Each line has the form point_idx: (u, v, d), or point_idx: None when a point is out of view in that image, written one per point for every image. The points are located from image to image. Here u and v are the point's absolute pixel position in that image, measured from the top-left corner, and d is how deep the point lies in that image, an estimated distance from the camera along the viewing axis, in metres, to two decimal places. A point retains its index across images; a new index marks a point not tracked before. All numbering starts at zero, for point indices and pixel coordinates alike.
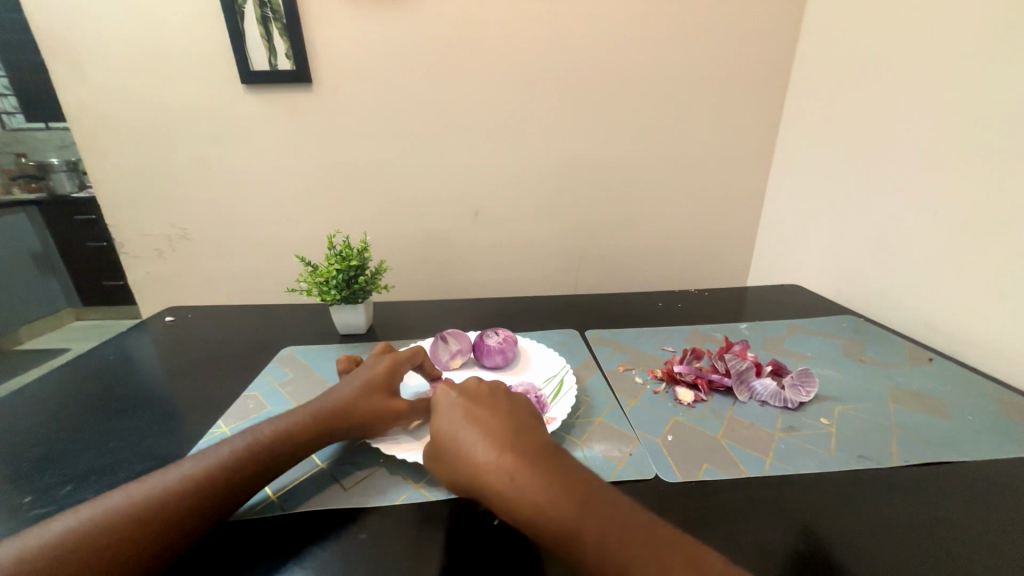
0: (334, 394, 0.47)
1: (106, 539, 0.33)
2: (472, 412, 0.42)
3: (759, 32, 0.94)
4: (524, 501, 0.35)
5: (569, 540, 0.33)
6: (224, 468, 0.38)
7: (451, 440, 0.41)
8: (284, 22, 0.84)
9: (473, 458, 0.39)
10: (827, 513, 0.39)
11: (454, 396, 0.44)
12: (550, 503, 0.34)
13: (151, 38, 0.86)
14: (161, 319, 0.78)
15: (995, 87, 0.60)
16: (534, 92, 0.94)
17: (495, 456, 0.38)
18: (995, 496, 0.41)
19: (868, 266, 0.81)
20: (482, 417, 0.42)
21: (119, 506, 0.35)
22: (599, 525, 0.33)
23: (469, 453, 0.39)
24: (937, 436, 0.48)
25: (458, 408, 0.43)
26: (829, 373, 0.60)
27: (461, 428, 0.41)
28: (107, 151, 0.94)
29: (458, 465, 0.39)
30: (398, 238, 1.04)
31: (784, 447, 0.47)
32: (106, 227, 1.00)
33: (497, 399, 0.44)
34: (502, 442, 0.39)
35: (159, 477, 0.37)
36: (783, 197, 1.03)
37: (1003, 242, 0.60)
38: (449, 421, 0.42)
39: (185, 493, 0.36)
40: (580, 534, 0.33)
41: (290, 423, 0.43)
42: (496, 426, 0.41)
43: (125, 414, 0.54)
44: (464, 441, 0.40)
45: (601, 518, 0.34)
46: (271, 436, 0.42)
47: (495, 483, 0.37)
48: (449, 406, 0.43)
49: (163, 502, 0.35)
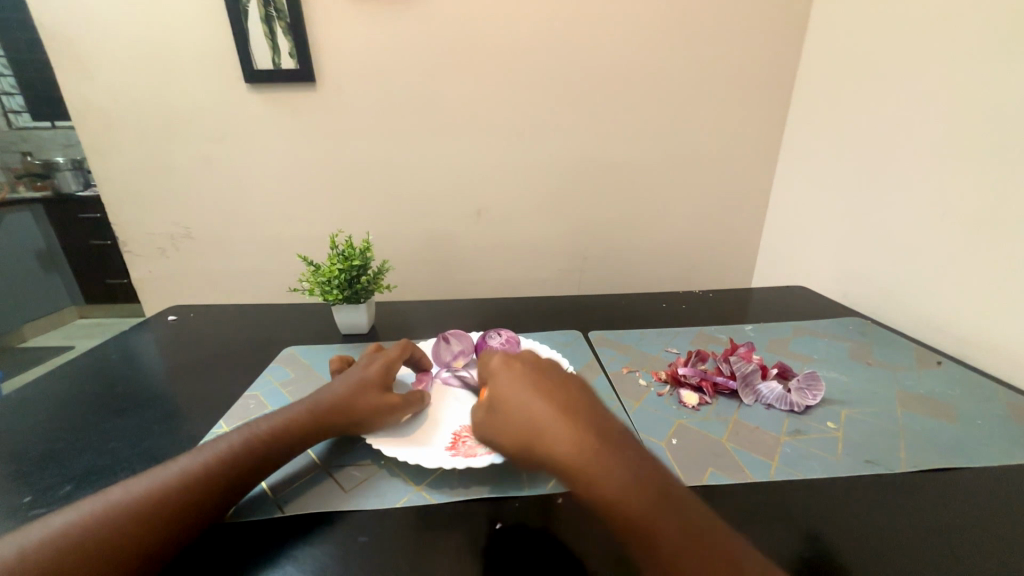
0: (329, 388, 0.47)
1: (103, 535, 0.32)
2: (536, 383, 0.41)
3: (765, 31, 0.93)
4: (580, 471, 0.34)
5: (625, 515, 0.32)
6: (221, 465, 0.38)
7: (507, 405, 0.40)
8: (287, 21, 0.84)
9: (530, 424, 0.38)
10: (834, 519, 0.38)
11: (517, 366, 0.43)
12: (623, 485, 0.33)
13: (155, 36, 0.86)
14: (164, 318, 0.78)
15: (1005, 87, 0.59)
16: (537, 92, 0.94)
17: (553, 423, 0.37)
18: (1005, 503, 0.40)
19: (875, 268, 0.80)
20: (544, 388, 0.41)
21: (116, 502, 0.34)
22: (657, 504, 0.32)
23: (524, 421, 0.38)
24: (946, 441, 0.47)
25: (515, 374, 0.42)
26: (836, 376, 0.59)
27: (528, 399, 0.40)
28: (111, 150, 0.94)
29: (524, 435, 0.38)
30: (401, 238, 1.03)
31: (791, 452, 0.46)
32: (110, 226, 1.00)
33: (559, 373, 0.43)
34: (560, 410, 0.38)
35: (157, 473, 0.37)
36: (789, 197, 1.02)
37: (1013, 245, 0.59)
38: (504, 387, 0.41)
39: (182, 489, 0.36)
40: (637, 512, 0.32)
41: (287, 419, 0.43)
42: (554, 394, 0.40)
43: (126, 413, 0.53)
44: (531, 410, 0.39)
45: (661, 497, 0.33)
46: (268, 432, 0.42)
47: (553, 451, 0.36)
48: (513, 377, 0.42)
49: (160, 498, 0.35)
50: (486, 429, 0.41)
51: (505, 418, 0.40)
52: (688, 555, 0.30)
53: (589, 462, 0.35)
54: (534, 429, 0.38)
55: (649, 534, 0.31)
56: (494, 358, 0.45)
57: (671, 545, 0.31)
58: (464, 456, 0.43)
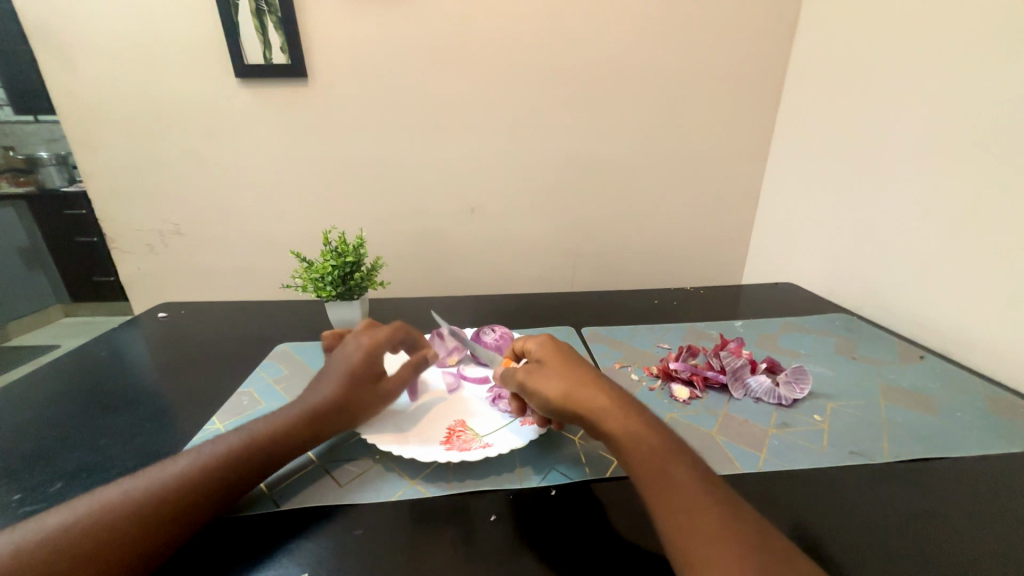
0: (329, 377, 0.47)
1: (93, 536, 0.32)
2: (579, 357, 0.46)
3: (756, 30, 0.94)
4: (615, 419, 0.39)
5: (651, 454, 0.37)
6: (211, 466, 0.38)
7: (554, 364, 0.44)
8: (279, 15, 0.83)
9: (573, 380, 0.42)
10: (820, 507, 0.39)
11: (564, 343, 0.48)
12: (649, 434, 0.38)
13: (144, 30, 0.84)
14: (154, 315, 0.77)
15: (983, 87, 0.61)
16: (531, 90, 0.94)
17: (584, 383, 0.42)
18: (982, 490, 0.41)
19: (860, 265, 0.81)
20: (583, 361, 0.45)
21: (109, 501, 0.34)
22: (670, 449, 0.37)
23: (557, 381, 0.43)
24: (927, 432, 0.49)
25: (561, 347, 0.47)
26: (822, 370, 0.60)
27: (575, 364, 0.44)
28: (97, 144, 0.92)
29: (568, 385, 0.42)
30: (394, 235, 1.03)
31: (778, 443, 0.47)
32: (97, 222, 0.99)
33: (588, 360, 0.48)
34: (588, 375, 0.43)
35: (148, 473, 0.37)
36: (778, 195, 1.03)
37: (994, 241, 0.61)
38: (553, 353, 0.46)
39: (172, 491, 0.35)
40: (660, 454, 0.37)
41: (280, 419, 0.43)
42: (580, 363, 0.45)
43: (117, 411, 0.53)
44: (578, 372, 0.43)
45: (677, 447, 0.38)
46: (258, 432, 0.41)
47: (593, 401, 0.40)
48: (560, 349, 0.47)
49: (150, 499, 0.35)
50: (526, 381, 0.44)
51: (550, 373, 0.44)
52: (700, 490, 0.34)
53: (624, 413, 0.40)
54: (565, 388, 0.42)
55: (668, 472, 0.36)
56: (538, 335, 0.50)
57: (685, 482, 0.35)
58: (458, 450, 0.44)
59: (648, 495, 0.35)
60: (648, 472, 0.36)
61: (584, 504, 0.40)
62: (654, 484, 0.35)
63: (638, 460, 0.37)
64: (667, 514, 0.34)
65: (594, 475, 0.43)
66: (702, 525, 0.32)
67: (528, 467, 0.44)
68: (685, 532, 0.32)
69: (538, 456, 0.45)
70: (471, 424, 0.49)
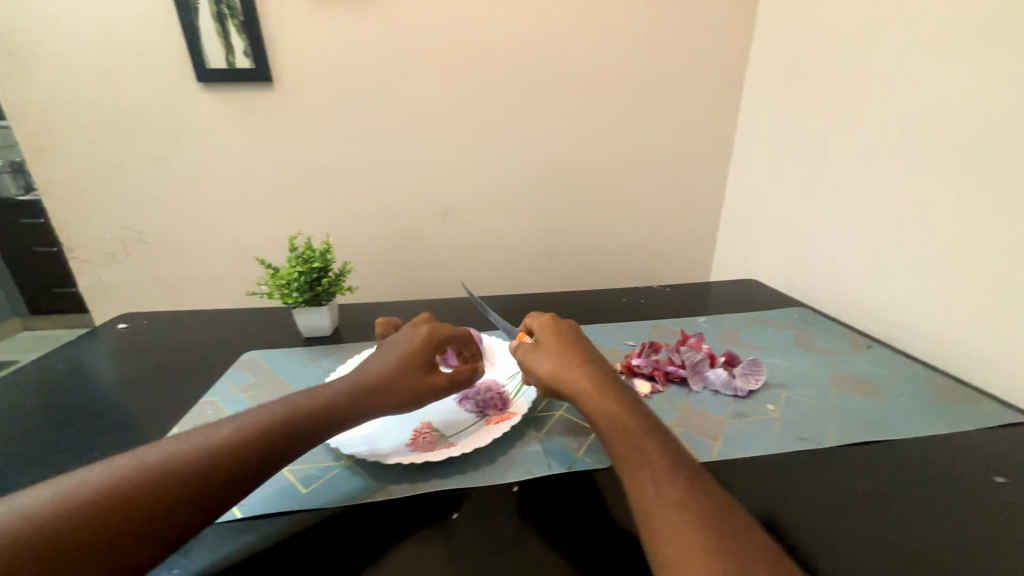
0: (367, 374, 0.47)
1: (82, 519, 0.32)
2: (574, 338, 0.49)
3: (716, 36, 0.98)
4: (594, 397, 0.42)
5: (624, 430, 0.39)
6: (214, 459, 0.36)
7: (548, 345, 0.48)
8: (242, 19, 0.82)
9: (559, 362, 0.46)
10: (768, 490, 0.42)
11: (562, 325, 0.51)
12: (623, 411, 0.40)
13: (100, 33, 0.82)
14: (114, 326, 0.75)
15: (921, 91, 0.65)
16: (500, 94, 0.95)
17: (570, 364, 0.45)
18: (918, 469, 0.44)
19: (817, 260, 0.85)
20: (576, 342, 0.48)
21: (105, 482, 0.34)
22: (643, 427, 0.39)
23: (546, 361, 0.46)
24: (870, 416, 0.52)
25: (557, 330, 0.50)
26: (778, 361, 0.63)
27: (566, 346, 0.48)
28: (52, 151, 0.89)
29: (555, 366, 0.46)
30: (365, 239, 1.03)
31: (732, 432, 0.49)
32: (53, 231, 0.95)
33: (586, 339, 0.50)
34: (576, 356, 0.46)
35: (150, 455, 0.36)
36: (741, 194, 1.07)
37: (933, 234, 0.65)
38: (548, 336, 0.49)
39: (169, 482, 0.34)
40: (632, 429, 0.39)
41: (298, 412, 0.41)
42: (571, 345, 0.48)
43: (73, 425, 0.52)
44: (566, 354, 0.46)
45: (649, 424, 0.39)
46: (267, 426, 0.39)
47: (575, 381, 0.44)
48: (558, 330, 0.50)
49: (145, 487, 0.34)
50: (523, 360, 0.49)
51: (541, 354, 0.48)
52: (667, 462, 0.36)
53: (603, 391, 0.42)
54: (554, 368, 0.45)
55: (638, 445, 0.37)
56: (538, 317, 0.53)
57: (653, 454, 0.37)
58: (423, 452, 0.44)
59: (621, 466, 0.37)
60: (620, 446, 0.38)
61: (545, 499, 0.41)
62: (625, 457, 0.37)
63: (611, 436, 0.39)
64: (635, 483, 0.36)
65: (556, 471, 0.44)
66: (666, 492, 0.34)
67: (492, 465, 0.45)
68: (650, 501, 0.34)
69: (503, 454, 0.46)
70: (437, 424, 0.49)
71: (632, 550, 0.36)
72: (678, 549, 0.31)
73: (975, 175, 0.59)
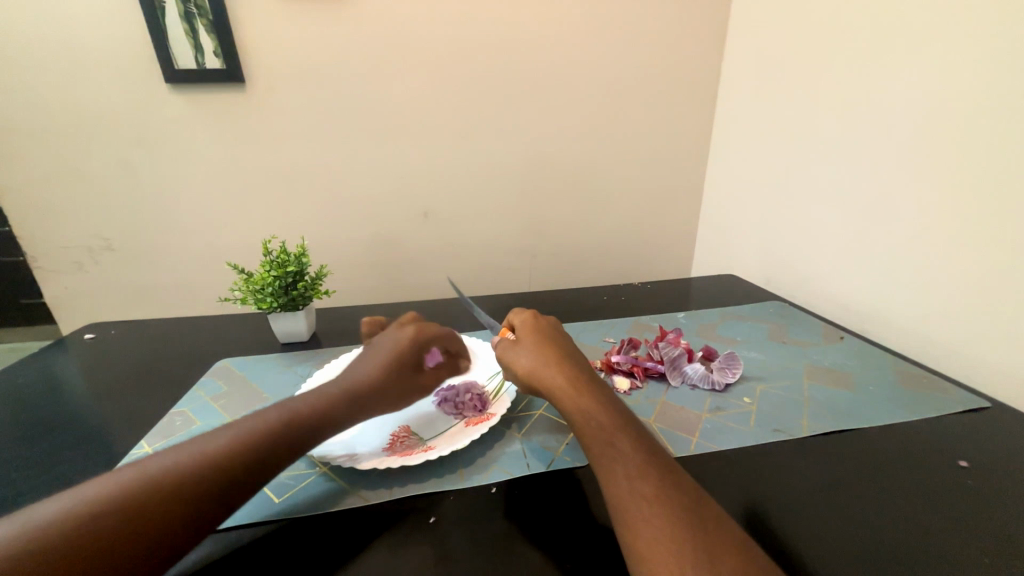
0: (354, 377, 0.47)
1: (61, 543, 0.30)
2: (553, 335, 0.49)
3: (689, 35, 0.99)
4: (570, 393, 0.42)
5: (600, 425, 0.39)
6: (200, 470, 0.35)
7: (526, 342, 0.48)
8: (211, 19, 0.80)
9: (536, 359, 0.46)
10: (744, 483, 0.42)
11: (542, 322, 0.51)
12: (599, 407, 0.40)
13: (60, 33, 0.79)
14: (81, 336, 0.72)
15: (885, 87, 0.67)
16: (478, 94, 0.95)
17: (548, 360, 0.45)
18: (886, 457, 0.45)
19: (791, 255, 0.87)
20: (555, 339, 0.49)
21: (84, 504, 0.32)
22: (618, 422, 0.39)
23: (525, 358, 0.46)
24: (842, 406, 0.53)
25: (537, 326, 0.50)
26: (754, 355, 0.64)
27: (544, 343, 0.48)
28: (13, 156, 0.86)
29: (532, 363, 0.46)
30: (344, 242, 1.02)
31: (709, 426, 0.50)
32: (16, 239, 0.92)
33: (564, 336, 0.50)
34: (554, 353, 0.46)
35: (130, 473, 0.34)
36: (718, 191, 1.09)
37: (901, 226, 0.66)
38: (527, 333, 0.49)
39: (153, 498, 0.33)
40: (607, 425, 0.39)
41: (286, 417, 0.41)
42: (551, 342, 0.48)
43: (34, 440, 0.50)
44: (544, 351, 0.46)
45: (624, 419, 0.40)
46: (253, 432, 0.39)
47: (551, 378, 0.44)
48: (537, 327, 0.50)
49: (128, 505, 0.32)
50: (502, 358, 0.49)
51: (519, 351, 0.48)
52: (642, 457, 0.36)
53: (580, 387, 0.42)
54: (531, 365, 0.45)
55: (613, 441, 0.38)
56: (518, 314, 0.53)
57: (629, 449, 0.37)
58: (400, 456, 0.44)
59: (596, 462, 0.38)
60: (596, 442, 0.38)
61: (524, 498, 0.41)
62: (601, 452, 0.38)
63: (587, 432, 0.39)
64: (611, 478, 0.36)
65: (534, 470, 0.44)
66: (641, 486, 0.34)
67: (471, 467, 0.44)
68: (625, 496, 0.34)
69: (482, 455, 0.46)
70: (415, 428, 0.49)
71: (608, 546, 0.36)
72: (650, 540, 0.32)
73: (936, 168, 0.61)
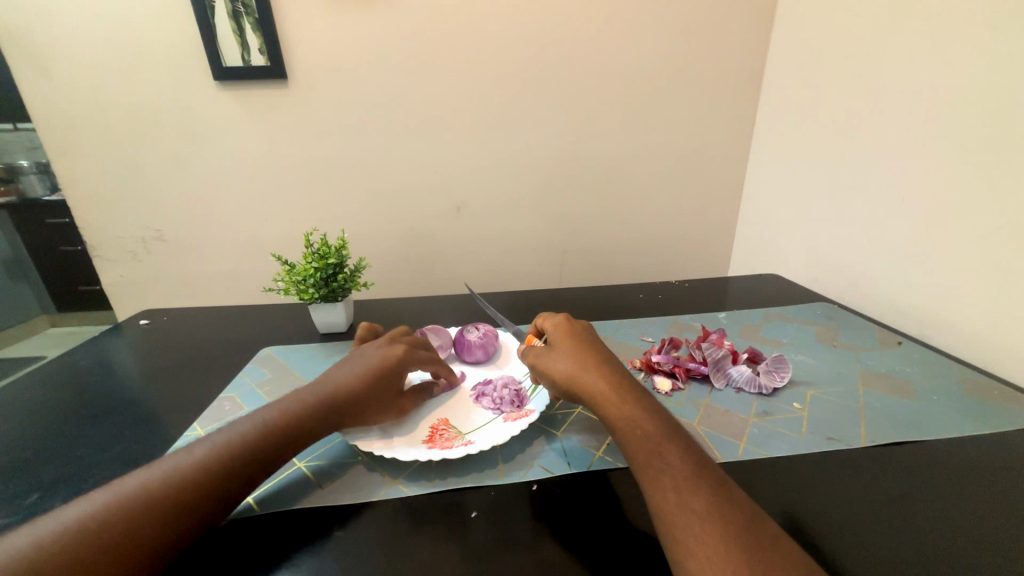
0: (328, 380, 0.47)
1: (69, 551, 0.31)
2: (587, 340, 0.48)
3: (735, 23, 0.95)
4: (610, 402, 0.41)
5: (647, 434, 0.38)
6: (207, 467, 0.37)
7: (562, 348, 0.47)
8: (256, 17, 0.82)
9: (575, 365, 0.45)
10: (797, 494, 0.40)
11: (577, 327, 0.50)
12: (642, 415, 0.39)
13: (119, 34, 0.83)
14: (137, 322, 0.76)
15: (953, 76, 0.62)
16: (513, 88, 0.94)
17: (588, 366, 0.44)
18: (956, 472, 0.42)
19: (841, 255, 0.82)
20: (589, 345, 0.47)
21: (99, 506, 0.34)
22: (663, 432, 0.38)
23: (563, 364, 0.45)
24: (903, 416, 0.50)
25: (574, 332, 0.49)
26: (803, 359, 0.61)
27: (580, 348, 0.47)
28: (76, 152, 0.91)
29: (570, 369, 0.45)
30: (379, 235, 1.03)
31: (757, 431, 0.48)
32: (79, 230, 0.98)
33: (596, 340, 0.49)
34: (593, 358, 0.45)
35: (140, 475, 0.36)
36: (761, 186, 1.04)
37: (969, 227, 0.61)
38: (564, 338, 0.48)
39: (161, 497, 0.34)
40: (654, 435, 0.37)
41: (275, 419, 0.42)
42: (589, 346, 0.47)
43: (98, 419, 0.53)
44: (578, 357, 0.45)
45: (672, 431, 0.38)
46: (242, 435, 0.40)
47: (590, 386, 0.42)
48: (575, 332, 0.49)
49: (126, 512, 0.33)
50: (536, 363, 0.48)
51: (554, 356, 0.47)
52: (693, 471, 0.35)
53: (621, 395, 0.41)
54: (568, 370, 0.45)
55: (661, 451, 0.36)
56: (553, 319, 0.52)
57: (679, 462, 0.35)
58: (441, 448, 0.44)
59: (641, 474, 0.36)
60: (642, 452, 0.37)
61: (564, 497, 0.40)
62: (648, 463, 0.36)
63: (635, 442, 0.38)
64: (658, 491, 0.34)
65: (575, 470, 0.43)
66: (692, 502, 0.33)
67: (510, 464, 0.44)
68: (676, 512, 0.33)
69: (521, 453, 0.46)
70: (454, 422, 0.49)
71: (654, 555, 0.35)
72: (705, 562, 0.30)
73: (1011, 162, 0.56)
